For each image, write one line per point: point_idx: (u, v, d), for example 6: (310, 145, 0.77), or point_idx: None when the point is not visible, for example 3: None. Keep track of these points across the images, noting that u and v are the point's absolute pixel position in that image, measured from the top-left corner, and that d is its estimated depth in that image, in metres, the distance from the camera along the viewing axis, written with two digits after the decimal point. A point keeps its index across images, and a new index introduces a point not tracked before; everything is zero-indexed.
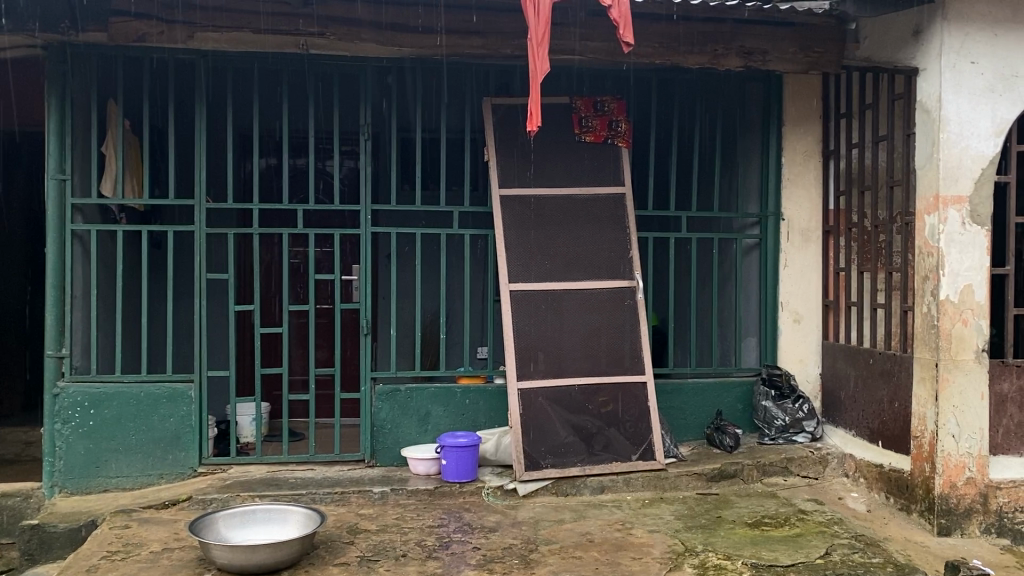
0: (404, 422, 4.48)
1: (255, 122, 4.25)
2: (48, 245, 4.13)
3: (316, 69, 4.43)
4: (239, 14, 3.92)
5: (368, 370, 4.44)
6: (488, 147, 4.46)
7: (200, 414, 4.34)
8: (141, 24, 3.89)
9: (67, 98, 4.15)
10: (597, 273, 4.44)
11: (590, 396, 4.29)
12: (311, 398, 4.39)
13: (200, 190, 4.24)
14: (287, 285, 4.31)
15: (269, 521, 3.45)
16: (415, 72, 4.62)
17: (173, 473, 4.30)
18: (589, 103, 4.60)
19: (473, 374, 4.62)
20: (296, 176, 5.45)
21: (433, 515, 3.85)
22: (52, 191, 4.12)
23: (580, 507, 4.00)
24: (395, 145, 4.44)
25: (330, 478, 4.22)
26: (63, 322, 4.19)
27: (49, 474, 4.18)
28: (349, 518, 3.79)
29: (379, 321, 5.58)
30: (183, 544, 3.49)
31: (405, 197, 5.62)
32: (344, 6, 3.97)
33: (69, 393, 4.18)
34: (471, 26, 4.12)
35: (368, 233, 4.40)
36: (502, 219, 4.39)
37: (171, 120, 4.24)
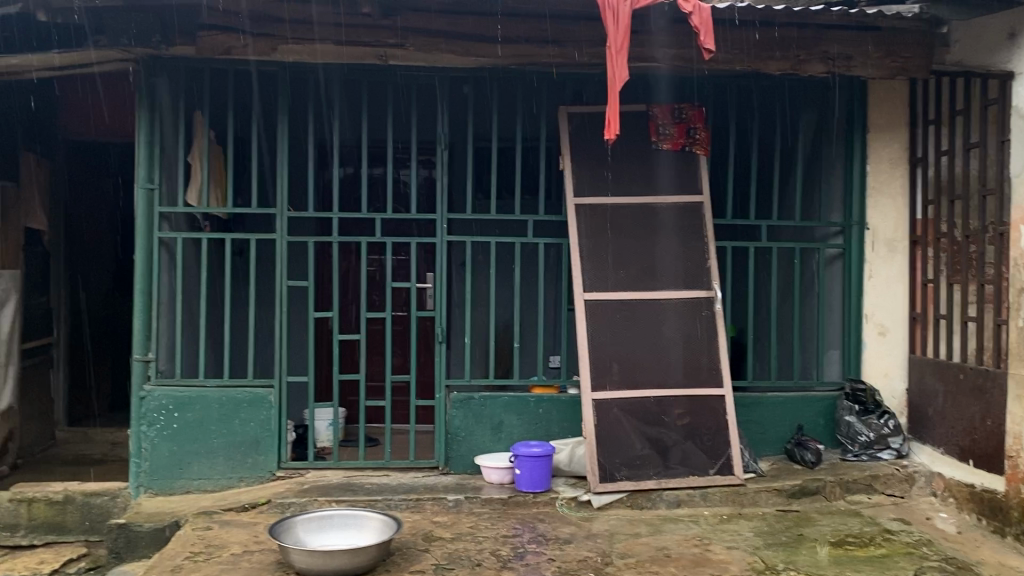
0: (477, 429, 4.49)
1: (334, 133, 4.34)
2: (137, 253, 4.28)
3: (395, 80, 4.50)
4: (321, 27, 4.01)
5: (442, 378, 4.47)
6: (563, 156, 4.44)
7: (280, 419, 4.42)
8: (227, 37, 4.00)
9: (155, 110, 4.30)
10: (673, 283, 4.36)
11: (666, 408, 4.22)
12: (387, 405, 4.48)
13: (282, 199, 4.33)
14: (365, 292, 4.40)
15: (346, 527, 3.47)
16: (492, 83, 4.63)
17: (252, 476, 4.38)
18: (667, 110, 4.53)
19: (547, 383, 4.59)
20: (375, 185, 5.52)
21: (508, 525, 3.83)
22: (142, 200, 4.27)
23: (655, 521, 3.93)
24: (471, 153, 4.47)
25: (405, 485, 4.26)
26: (150, 327, 4.33)
27: (135, 475, 4.31)
28: (424, 526, 3.81)
29: (453, 329, 5.60)
30: (263, 548, 3.54)
31: (480, 206, 5.64)
32: (423, 17, 4.02)
33: (156, 396, 4.31)
34: (547, 35, 4.12)
35: (443, 242, 4.48)
36: (577, 229, 4.36)
37: (253, 131, 4.34)
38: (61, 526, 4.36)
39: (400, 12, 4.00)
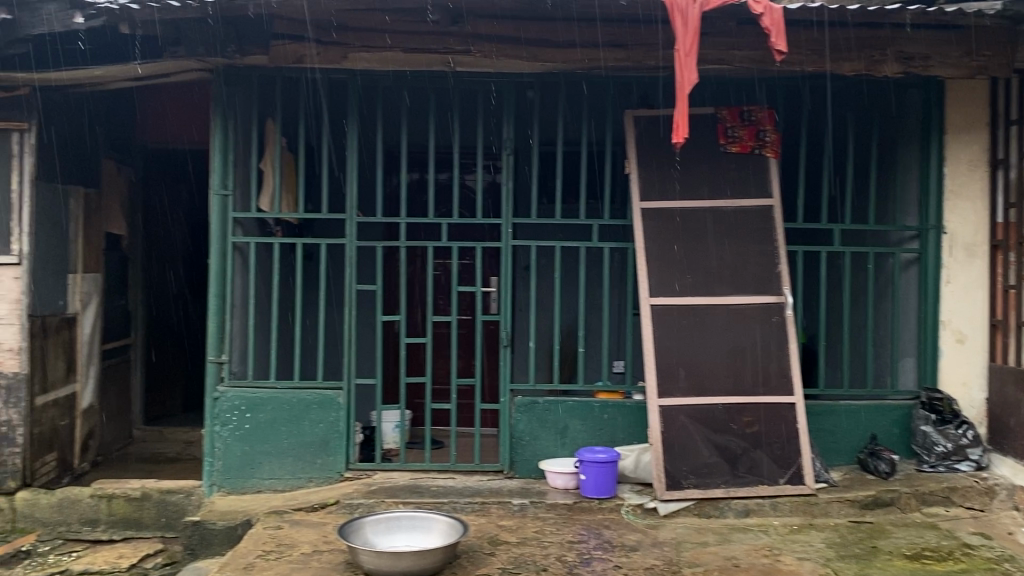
0: (542, 434, 4.49)
1: (402, 139, 4.42)
2: (211, 257, 4.40)
3: (462, 86, 4.54)
4: (390, 35, 4.07)
5: (507, 382, 4.50)
6: (629, 160, 4.41)
7: (348, 421, 4.48)
8: (301, 46, 4.11)
9: (229, 118, 4.42)
10: (741, 288, 4.30)
11: (734, 415, 4.15)
12: (452, 408, 4.52)
13: (350, 205, 4.42)
14: (430, 297, 4.47)
15: (413, 529, 3.51)
16: (557, 88, 4.63)
17: (321, 477, 4.46)
18: (735, 113, 4.46)
19: (612, 389, 4.55)
20: (441, 191, 5.57)
21: (573, 530, 3.82)
22: (216, 206, 4.40)
23: (724, 530, 3.87)
24: (537, 158, 4.50)
25: (471, 489, 4.29)
26: (223, 329, 4.45)
27: (208, 473, 4.43)
28: (489, 529, 3.82)
29: (519, 333, 5.61)
30: (332, 548, 3.60)
31: (544, 210, 5.64)
32: (490, 24, 4.04)
33: (228, 397, 4.41)
34: (615, 38, 4.11)
35: (507, 246, 4.52)
36: (644, 233, 4.34)
37: (323, 139, 4.46)
38: (138, 522, 4.51)
39: (467, 20, 4.03)
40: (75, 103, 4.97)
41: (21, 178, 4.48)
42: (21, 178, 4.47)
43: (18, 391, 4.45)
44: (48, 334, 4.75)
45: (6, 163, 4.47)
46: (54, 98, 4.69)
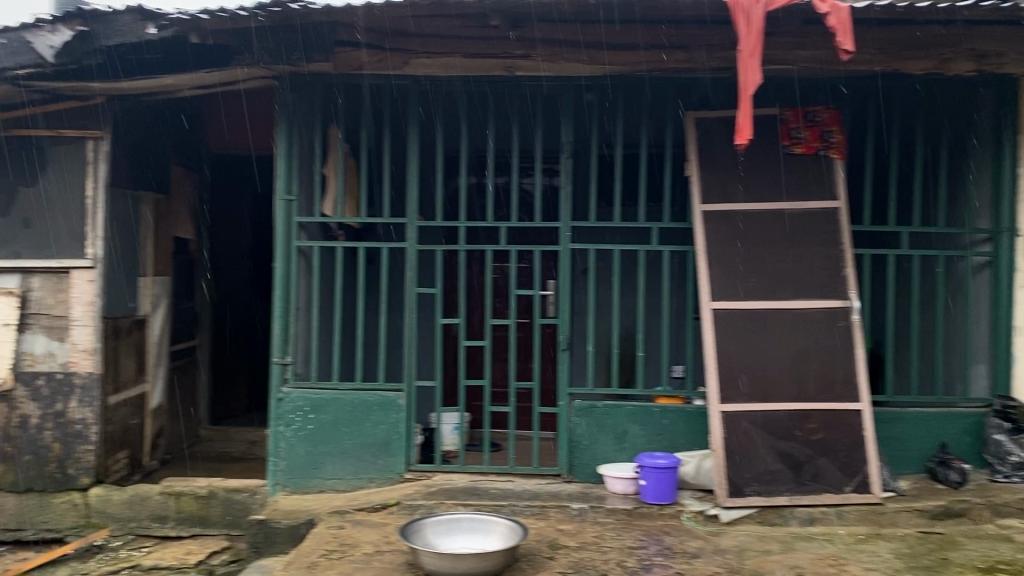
0: (601, 439, 4.48)
1: (461, 144, 4.51)
2: (277, 260, 4.51)
3: (522, 88, 4.59)
4: (449, 40, 4.13)
5: (566, 386, 4.50)
6: (690, 162, 4.37)
7: (408, 423, 4.53)
8: (364, 53, 4.20)
9: (293, 125, 4.53)
10: (805, 292, 4.23)
11: (798, 422, 4.08)
12: (511, 411, 4.53)
13: (412, 208, 4.58)
14: (489, 302, 4.60)
15: (473, 531, 3.52)
16: (617, 91, 4.62)
17: (381, 477, 4.51)
18: (799, 113, 4.40)
19: (672, 394, 4.52)
20: (500, 195, 5.60)
21: (633, 536, 3.79)
22: (281, 211, 4.50)
23: (787, 538, 3.81)
24: (596, 163, 4.55)
25: (530, 492, 4.30)
26: (288, 331, 4.54)
27: (273, 473, 4.52)
28: (549, 533, 3.82)
29: (577, 337, 5.61)
30: (393, 548, 3.64)
31: (603, 214, 5.63)
32: (549, 29, 4.06)
33: (292, 397, 4.50)
34: (676, 40, 4.09)
35: (565, 248, 4.56)
36: (706, 236, 4.29)
37: (386, 143, 4.57)
38: (205, 520, 4.62)
39: (527, 25, 4.05)
40: (147, 111, 5.13)
41: (96, 185, 4.64)
42: (97, 185, 4.64)
43: (92, 389, 4.60)
44: (121, 336, 4.91)
45: (82, 169, 4.64)
46: (127, 106, 4.84)
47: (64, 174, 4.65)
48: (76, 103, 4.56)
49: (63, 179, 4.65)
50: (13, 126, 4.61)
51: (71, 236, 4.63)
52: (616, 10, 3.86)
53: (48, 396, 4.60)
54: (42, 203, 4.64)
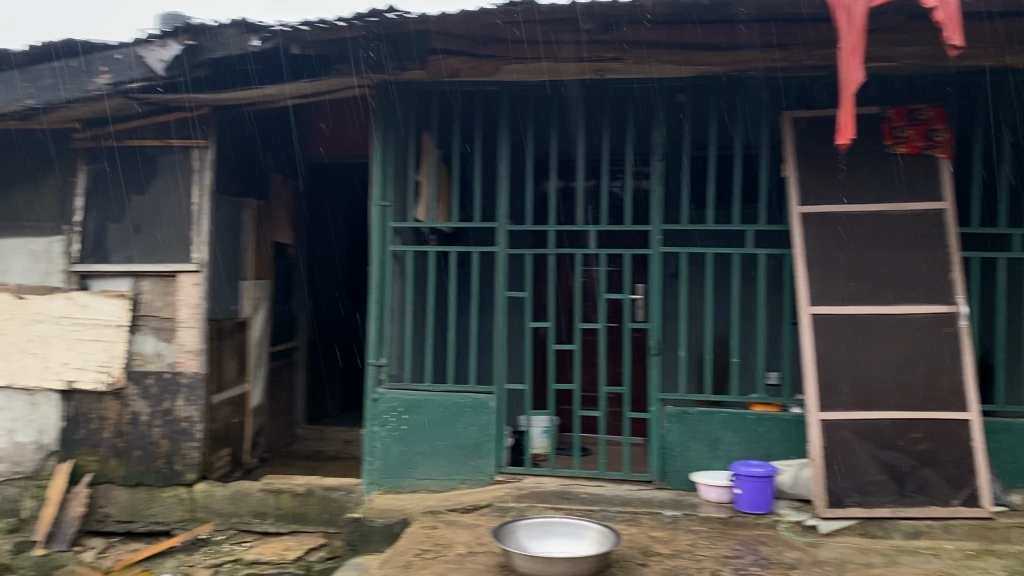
0: (694, 445, 4.41)
1: (553, 149, 4.55)
2: (372, 264, 4.62)
3: (614, 90, 4.58)
4: (539, 46, 4.12)
5: (658, 392, 4.46)
6: (787, 163, 4.27)
7: (499, 425, 4.56)
8: (457, 60, 4.25)
9: (389, 132, 4.65)
10: (909, 297, 4.08)
11: (902, 432, 3.94)
12: (601, 416, 4.52)
13: (503, 213, 4.62)
14: (579, 305, 4.61)
15: (566, 535, 3.52)
16: (710, 92, 4.56)
17: (473, 479, 4.55)
18: (903, 112, 4.24)
19: (769, 401, 4.41)
20: (591, 198, 5.59)
21: (728, 544, 3.71)
22: (376, 216, 4.62)
23: (890, 551, 3.67)
24: (689, 164, 4.49)
25: (621, 497, 4.28)
26: (382, 333, 4.64)
27: (368, 472, 4.62)
28: (641, 540, 3.79)
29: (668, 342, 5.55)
30: (486, 549, 3.67)
31: (696, 217, 5.56)
32: (641, 31, 4.02)
33: (387, 398, 4.60)
34: (773, 40, 3.99)
35: (657, 253, 4.51)
36: (803, 239, 4.19)
37: (477, 148, 4.63)
38: (303, 517, 4.75)
39: (621, 28, 4.01)
40: (251, 121, 5.33)
41: (202, 194, 4.84)
42: (203, 193, 4.83)
43: (197, 388, 4.78)
44: (224, 337, 5.11)
45: (188, 178, 4.85)
46: (231, 117, 5.03)
47: (172, 182, 4.87)
48: (183, 114, 4.77)
49: (171, 188, 4.87)
50: (127, 138, 4.87)
51: (177, 241, 4.83)
52: (711, 10, 3.80)
53: (157, 394, 4.81)
54: (152, 210, 4.87)
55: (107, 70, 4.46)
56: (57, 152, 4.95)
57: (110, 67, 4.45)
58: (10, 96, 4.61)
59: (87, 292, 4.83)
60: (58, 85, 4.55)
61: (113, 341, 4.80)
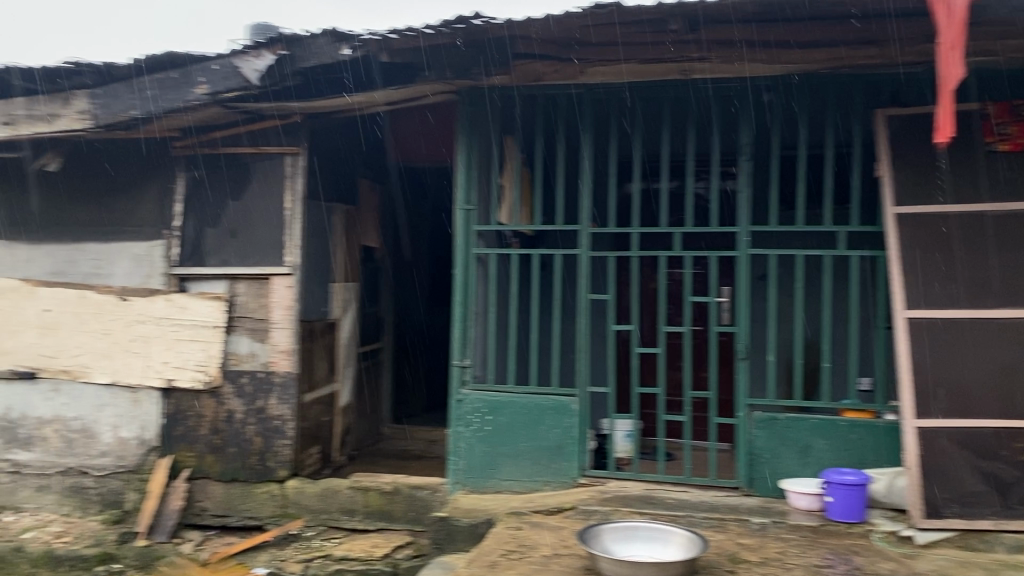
0: (783, 452, 4.33)
1: (638, 150, 4.53)
2: (456, 266, 4.69)
3: (699, 91, 4.52)
4: (625, 48, 4.10)
5: (745, 397, 4.38)
6: (880, 162, 4.14)
7: (582, 428, 4.56)
8: (541, 64, 4.27)
9: (473, 136, 4.72)
10: (1012, 301, 3.91)
11: (1003, 441, 3.79)
12: (686, 421, 4.47)
13: (586, 216, 4.63)
14: (663, 308, 4.55)
15: (652, 540, 3.50)
16: (800, 90, 4.47)
17: (556, 481, 4.56)
18: (1005, 108, 4.07)
19: (862, 408, 4.29)
20: (675, 200, 5.53)
21: (819, 553, 3.62)
22: (461, 219, 4.69)
23: (993, 566, 3.51)
24: (777, 164, 4.41)
25: (707, 503, 4.23)
26: (466, 335, 4.70)
27: (453, 472, 4.68)
28: (729, 546, 3.73)
29: (756, 346, 5.46)
30: (571, 552, 3.67)
31: (785, 218, 5.45)
32: (730, 30, 3.95)
33: (471, 399, 4.65)
34: (868, 36, 3.88)
35: (745, 255, 4.44)
36: (898, 241, 4.06)
37: (561, 151, 4.65)
38: (390, 515, 4.84)
39: (708, 26, 3.96)
40: (340, 128, 5.47)
41: (294, 199, 4.98)
42: (295, 198, 4.97)
43: (289, 388, 4.93)
44: (315, 338, 5.25)
45: (281, 184, 5.01)
46: (322, 124, 5.17)
47: (266, 187, 5.03)
48: (276, 122, 4.92)
49: (265, 193, 5.03)
50: (224, 146, 5.05)
51: (271, 245, 4.99)
52: (801, 6, 3.72)
53: (251, 392, 4.98)
54: (247, 215, 5.04)
55: (205, 80, 4.63)
56: (158, 160, 5.17)
57: (208, 78, 4.62)
58: (118, 107, 4.78)
59: (185, 294, 5.02)
60: (160, 96, 4.71)
61: (210, 341, 4.98)
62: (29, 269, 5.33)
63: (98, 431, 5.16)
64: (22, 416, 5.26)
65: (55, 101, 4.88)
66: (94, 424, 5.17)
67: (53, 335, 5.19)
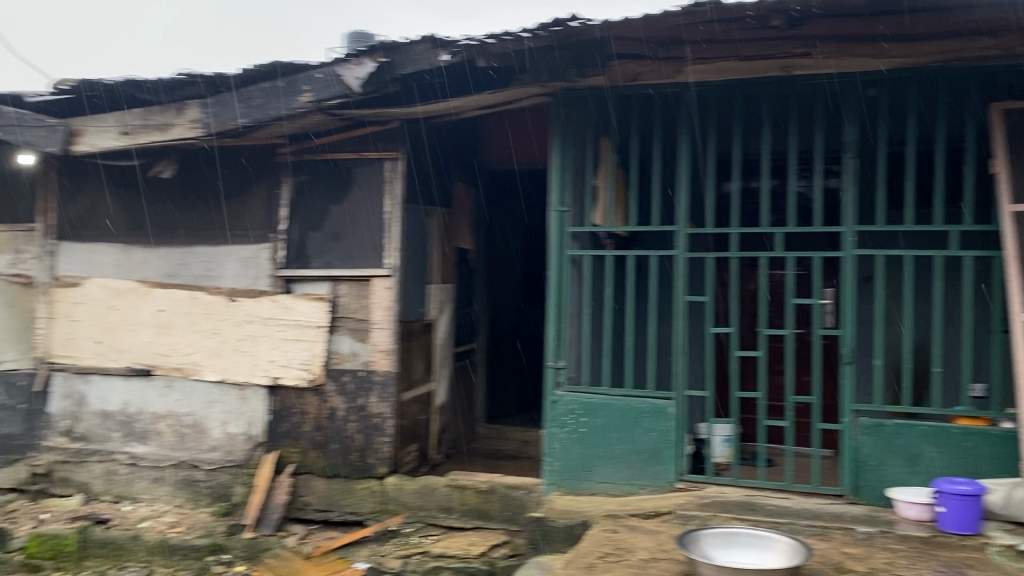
0: (890, 460, 4.18)
1: (736, 149, 4.47)
2: (550, 267, 4.71)
3: (801, 89, 4.41)
4: (723, 45, 4.06)
5: (849, 402, 4.25)
6: (996, 158, 3.95)
7: (679, 432, 4.50)
8: (637, 64, 4.27)
9: (567, 138, 4.73)
10: None
11: None
12: (788, 426, 4.36)
13: (683, 216, 4.57)
14: (763, 310, 4.45)
15: (753, 547, 3.43)
16: (908, 85, 4.31)
17: (652, 485, 4.52)
18: None
19: (976, 414, 4.10)
20: (775, 199, 5.41)
21: (931, 566, 3.47)
22: (555, 221, 4.71)
23: None
24: (885, 160, 4.29)
25: (810, 511, 4.12)
26: (561, 336, 4.72)
27: (548, 473, 4.70)
28: (833, 555, 3.62)
29: (862, 349, 5.28)
30: (669, 556, 3.64)
31: (893, 218, 5.26)
32: (833, 25, 3.85)
33: (566, 401, 4.66)
34: (981, 27, 3.73)
35: (849, 256, 4.31)
36: (1016, 240, 3.87)
37: (658, 152, 4.61)
38: (486, 514, 4.89)
39: (810, 22, 3.86)
40: (436, 132, 5.56)
41: (393, 202, 5.09)
42: (394, 203, 5.08)
43: (388, 386, 5.04)
44: (413, 338, 5.35)
45: (381, 188, 5.12)
46: (420, 129, 5.27)
47: (366, 191, 5.16)
48: (376, 127, 5.03)
49: (365, 197, 5.16)
50: (325, 152, 5.21)
51: (371, 248, 5.11)
52: None
53: (352, 391, 5.11)
54: (348, 219, 5.18)
55: (309, 89, 4.79)
56: (264, 166, 5.36)
57: (312, 86, 4.78)
58: (227, 116, 4.97)
59: (291, 295, 5.21)
60: (267, 105, 4.88)
61: (314, 341, 5.15)
62: (144, 270, 5.59)
63: (209, 426, 5.39)
64: (138, 411, 5.54)
65: (170, 110, 5.11)
66: (205, 420, 5.40)
67: (168, 335, 5.45)
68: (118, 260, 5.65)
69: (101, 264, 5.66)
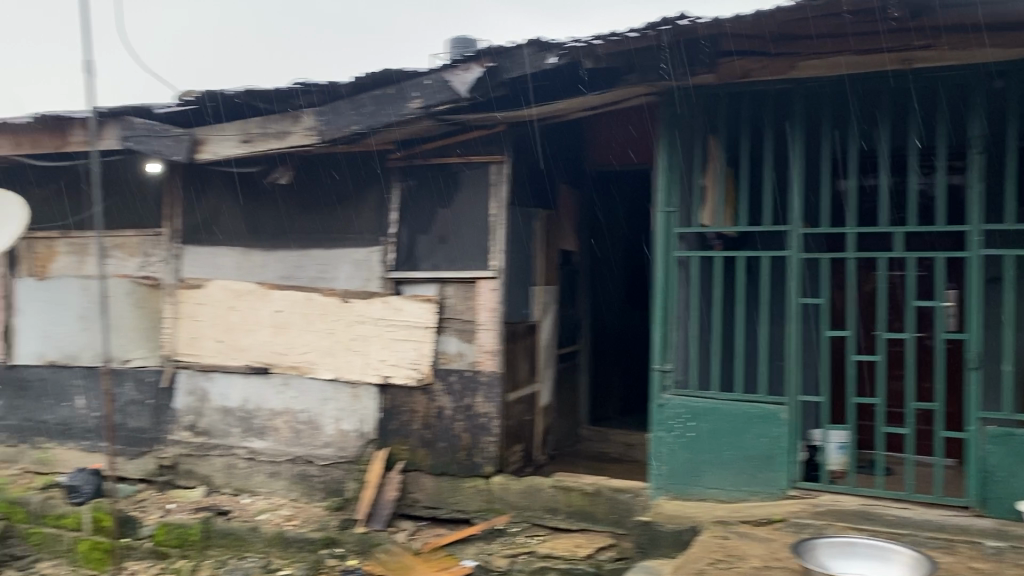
0: (1022, 471, 3.95)
1: (850, 147, 4.36)
2: (657, 269, 4.67)
3: (921, 82, 4.23)
4: (837, 40, 3.95)
5: (976, 410, 4.04)
6: None
7: (792, 438, 4.38)
8: (747, 61, 4.18)
9: (674, 138, 4.69)
10: None
11: None
12: (908, 434, 4.18)
13: (796, 216, 4.47)
14: (882, 313, 4.29)
15: (872, 558, 3.31)
16: None
17: (763, 492, 4.41)
18: None
19: None
20: (893, 197, 5.20)
21: None
22: (662, 221, 4.68)
23: None
24: (1016, 158, 4.04)
25: (932, 523, 3.95)
26: (667, 339, 4.67)
27: (655, 477, 4.65)
28: (960, 570, 3.46)
29: (989, 354, 5.01)
30: (783, 565, 3.55)
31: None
32: (957, 15, 3.68)
33: (673, 404, 4.61)
34: None
35: (975, 256, 4.11)
36: None
37: (768, 150, 4.50)
38: (592, 516, 4.89)
39: (932, 13, 3.69)
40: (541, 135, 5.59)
41: (499, 205, 5.14)
42: (501, 205, 5.13)
43: (494, 387, 5.09)
44: (518, 339, 5.39)
45: (487, 192, 5.18)
46: (525, 132, 5.31)
47: (473, 194, 5.23)
48: (483, 131, 5.09)
49: (472, 201, 5.23)
50: (432, 157, 5.31)
51: (478, 250, 5.18)
52: None
53: (459, 390, 5.19)
54: (455, 221, 5.26)
55: (418, 95, 4.88)
56: (374, 171, 5.50)
57: (421, 92, 4.87)
58: (338, 123, 5.12)
59: (401, 296, 5.33)
60: (378, 111, 5.00)
61: (423, 341, 5.25)
62: (262, 273, 5.83)
63: (322, 423, 5.57)
64: (257, 407, 5.78)
65: (287, 119, 5.28)
66: (319, 416, 5.58)
67: (284, 334, 5.67)
68: (238, 263, 5.91)
69: (222, 267, 5.94)
